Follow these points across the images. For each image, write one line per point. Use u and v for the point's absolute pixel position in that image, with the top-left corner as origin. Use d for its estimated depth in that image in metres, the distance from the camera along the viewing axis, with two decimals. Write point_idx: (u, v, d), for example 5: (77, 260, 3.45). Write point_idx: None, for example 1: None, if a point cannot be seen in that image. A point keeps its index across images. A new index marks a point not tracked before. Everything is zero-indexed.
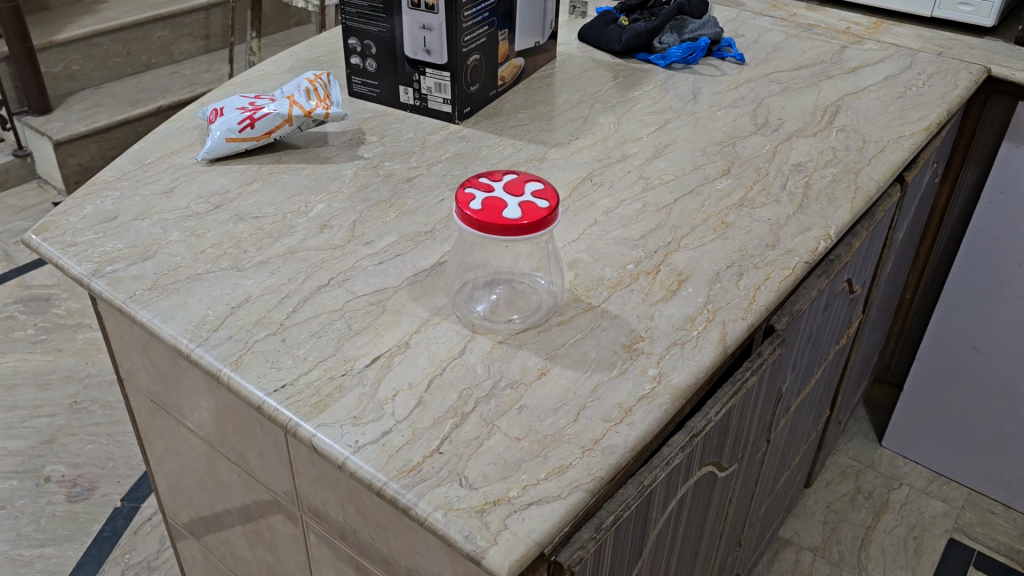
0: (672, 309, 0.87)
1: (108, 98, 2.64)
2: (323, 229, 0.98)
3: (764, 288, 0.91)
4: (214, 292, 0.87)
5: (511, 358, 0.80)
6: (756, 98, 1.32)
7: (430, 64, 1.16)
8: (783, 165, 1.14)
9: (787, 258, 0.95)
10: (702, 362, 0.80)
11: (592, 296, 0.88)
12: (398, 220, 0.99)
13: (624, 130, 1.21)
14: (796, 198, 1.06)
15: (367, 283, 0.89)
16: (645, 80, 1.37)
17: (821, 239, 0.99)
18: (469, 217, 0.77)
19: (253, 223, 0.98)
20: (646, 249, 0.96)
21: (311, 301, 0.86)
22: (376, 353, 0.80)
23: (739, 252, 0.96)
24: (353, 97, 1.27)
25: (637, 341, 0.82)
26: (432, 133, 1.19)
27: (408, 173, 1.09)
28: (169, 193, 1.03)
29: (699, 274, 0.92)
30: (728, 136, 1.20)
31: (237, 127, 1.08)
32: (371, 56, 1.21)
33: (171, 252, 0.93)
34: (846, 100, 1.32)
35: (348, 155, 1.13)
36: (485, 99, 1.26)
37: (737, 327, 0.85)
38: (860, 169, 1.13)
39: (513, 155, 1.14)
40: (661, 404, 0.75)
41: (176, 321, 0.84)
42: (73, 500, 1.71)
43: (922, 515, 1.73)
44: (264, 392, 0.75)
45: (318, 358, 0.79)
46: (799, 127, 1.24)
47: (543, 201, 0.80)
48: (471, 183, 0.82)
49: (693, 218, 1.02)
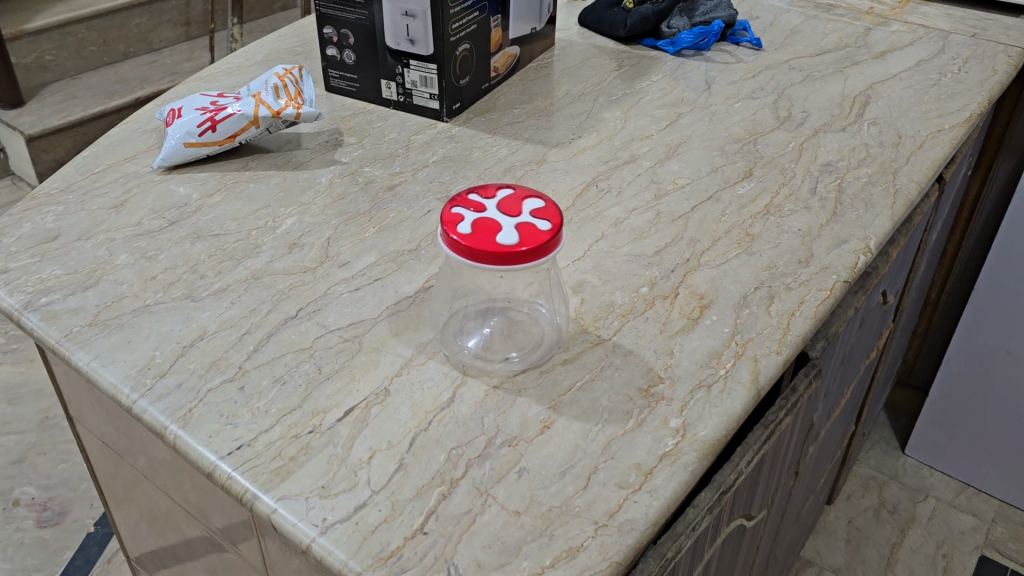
0: (695, 342, 0.75)
1: (84, 90, 2.49)
2: (292, 248, 0.85)
3: (799, 314, 0.79)
4: (163, 328, 0.75)
5: (509, 408, 0.68)
6: (776, 88, 1.19)
7: (414, 55, 1.04)
8: (811, 165, 1.01)
9: (822, 277, 0.84)
10: (734, 410, 0.69)
11: (601, 327, 0.76)
12: (378, 237, 0.87)
13: (632, 126, 1.09)
14: (828, 204, 0.94)
15: (341, 315, 0.77)
16: (653, 69, 1.25)
17: (861, 253, 0.87)
18: (459, 245, 0.65)
19: (213, 243, 0.86)
20: (661, 268, 0.84)
21: (276, 337, 0.74)
22: (349, 404, 0.68)
23: (767, 270, 0.84)
24: (330, 92, 1.15)
25: (656, 383, 0.71)
26: (418, 132, 1.07)
27: (390, 180, 0.97)
28: (119, 209, 0.91)
29: (723, 298, 0.80)
30: (748, 132, 1.08)
31: (197, 131, 0.96)
32: (349, 46, 1.08)
33: (117, 278, 0.81)
34: (875, 89, 1.20)
35: (324, 159, 1.00)
36: (477, 93, 1.13)
37: (771, 364, 0.73)
38: (898, 169, 1.01)
39: (508, 157, 1.02)
40: (688, 465, 0.64)
41: (117, 365, 0.72)
42: (43, 526, 1.60)
43: (951, 530, 1.62)
44: (216, 456, 0.64)
45: (281, 411, 0.67)
46: (825, 120, 1.11)
47: (544, 221, 0.68)
48: (459, 201, 0.70)
49: (714, 230, 0.90)
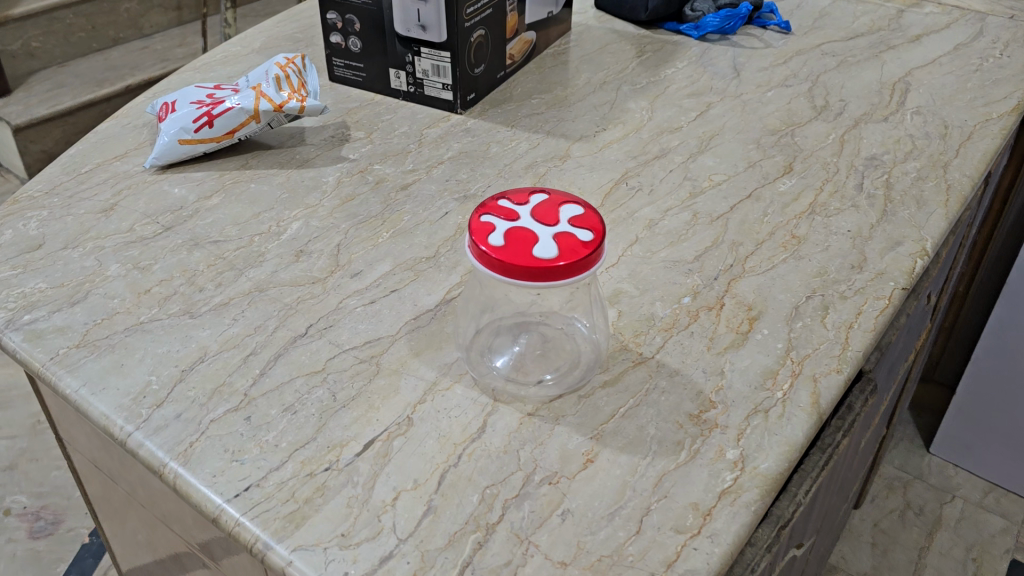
0: (746, 360, 0.68)
1: (72, 78, 2.39)
2: (299, 256, 0.78)
3: (858, 326, 0.72)
4: (159, 349, 0.68)
5: (547, 439, 0.61)
6: (810, 74, 1.12)
7: (426, 42, 0.96)
8: (855, 158, 0.94)
9: (878, 284, 0.77)
10: (795, 438, 0.62)
11: (643, 344, 0.69)
12: (392, 242, 0.80)
13: (660, 118, 1.02)
14: (877, 201, 0.87)
15: (355, 332, 0.70)
16: (677, 55, 1.17)
17: (917, 256, 0.80)
18: (491, 258, 0.58)
19: (212, 251, 0.78)
20: (704, 275, 0.77)
21: (284, 359, 0.67)
22: (369, 436, 0.61)
23: (819, 277, 0.77)
24: (334, 82, 1.07)
25: (708, 409, 0.64)
26: (430, 126, 0.99)
27: (403, 179, 0.89)
28: (108, 213, 0.83)
29: (773, 308, 0.73)
30: (784, 122, 1.01)
31: (192, 126, 0.88)
32: (355, 33, 1.01)
33: (107, 292, 0.73)
34: (915, 75, 1.12)
35: (331, 156, 0.93)
36: (492, 82, 1.06)
37: (832, 384, 0.66)
38: (948, 162, 0.94)
39: (529, 153, 0.94)
40: (750, 504, 0.57)
41: (108, 393, 0.64)
42: (36, 538, 1.53)
43: (981, 533, 1.56)
44: (221, 499, 0.57)
45: (293, 445, 0.60)
46: (865, 109, 1.04)
47: (584, 231, 0.60)
48: (487, 208, 0.62)
49: (757, 232, 0.83)
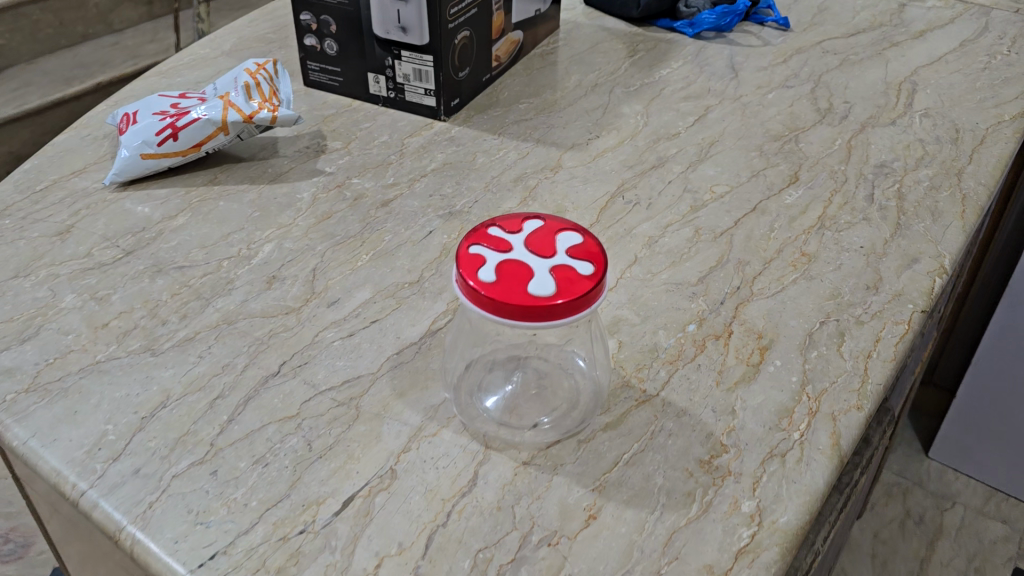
0: (759, 396, 0.63)
1: (40, 76, 2.30)
2: (272, 283, 0.72)
3: (877, 355, 0.67)
4: (118, 393, 0.62)
5: (545, 492, 0.56)
6: (811, 74, 1.06)
7: (406, 45, 0.90)
8: (863, 166, 0.89)
9: (896, 306, 0.71)
10: (816, 486, 0.57)
11: (646, 379, 0.64)
12: (372, 266, 0.74)
13: (656, 123, 0.96)
14: (889, 214, 0.82)
15: (333, 370, 0.64)
16: (671, 54, 1.11)
17: (936, 275, 0.75)
18: (482, 297, 0.52)
19: (177, 278, 0.72)
20: (709, 299, 0.72)
21: (254, 402, 0.61)
22: (349, 492, 0.55)
23: (832, 300, 0.72)
24: (309, 87, 1.01)
25: (720, 454, 0.59)
26: (412, 134, 0.93)
27: (383, 195, 0.83)
28: (64, 236, 0.77)
29: (786, 336, 0.68)
30: (787, 127, 0.95)
31: (156, 139, 0.82)
32: (330, 35, 0.94)
33: (61, 327, 0.67)
34: (921, 74, 1.07)
35: (305, 170, 0.86)
36: (478, 86, 1.00)
37: (852, 423, 0.61)
38: (962, 169, 0.89)
39: (517, 163, 0.89)
40: (770, 566, 0.52)
41: (60, 445, 0.58)
42: (6, 562, 1.47)
43: (982, 541, 1.52)
44: (184, 569, 0.51)
45: (264, 504, 0.54)
46: (871, 112, 0.98)
47: (584, 263, 0.54)
48: (477, 237, 0.56)
49: (764, 249, 0.77)
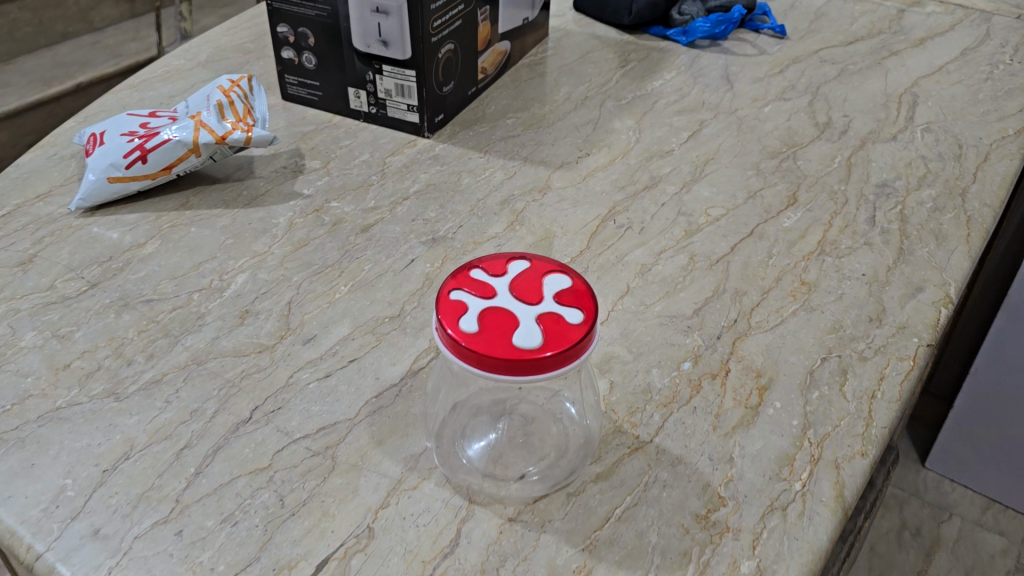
0: (758, 442, 0.60)
1: (19, 77, 2.24)
2: (245, 318, 0.68)
3: (881, 395, 0.63)
4: (78, 443, 0.58)
5: (532, 553, 0.52)
6: (809, 85, 1.03)
7: (388, 59, 0.86)
8: (864, 185, 0.86)
9: (900, 340, 0.68)
10: (820, 543, 0.53)
11: (639, 424, 0.61)
12: (351, 298, 0.70)
13: (649, 139, 0.92)
14: (892, 238, 0.79)
15: (308, 416, 0.60)
16: (664, 64, 1.08)
17: (941, 305, 0.72)
18: (463, 348, 0.49)
19: (144, 313, 0.68)
20: (705, 333, 0.68)
21: (223, 453, 0.58)
22: (323, 554, 0.52)
23: (833, 334, 0.68)
24: (288, 101, 0.97)
25: (717, 507, 0.55)
26: (394, 153, 0.89)
27: (364, 219, 0.79)
28: (26, 266, 0.73)
29: (786, 375, 0.65)
30: (784, 144, 0.92)
31: (123, 162, 0.78)
32: (308, 48, 0.90)
33: (20, 369, 0.63)
34: (922, 85, 1.03)
35: (283, 192, 0.83)
36: (463, 100, 0.96)
37: (857, 471, 0.58)
38: (965, 188, 0.86)
39: (504, 184, 0.85)
40: None
41: (14, 503, 0.54)
42: None
43: (980, 554, 1.50)
44: None
45: (232, 569, 0.51)
46: (871, 126, 0.95)
47: (573, 310, 0.51)
48: (458, 281, 0.53)
49: (762, 278, 0.74)
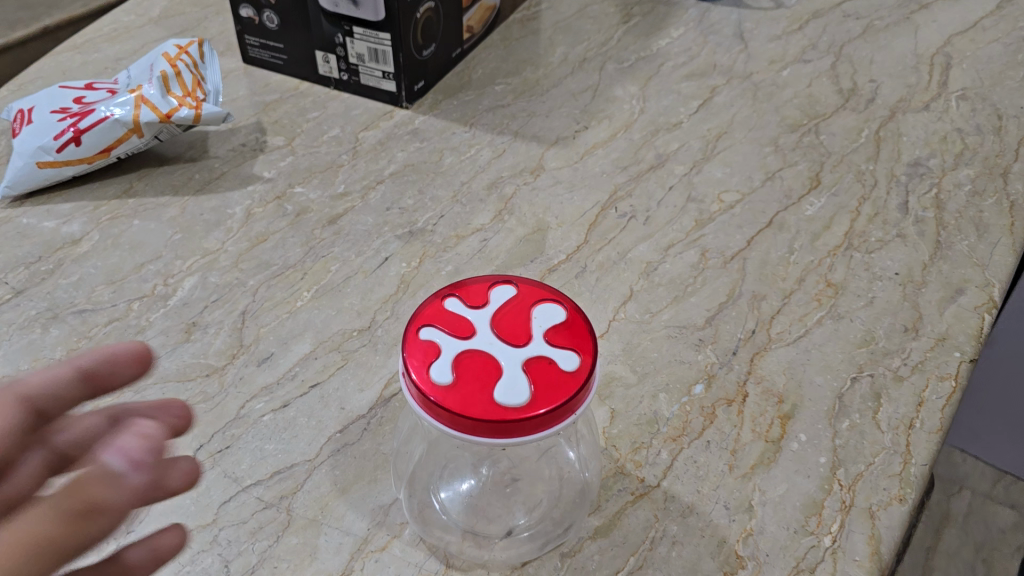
0: (782, 485, 0.52)
1: None
2: (191, 333, 0.59)
3: (920, 425, 0.55)
4: None
5: None
6: (831, 45, 0.93)
7: (358, 20, 0.75)
8: (894, 165, 0.76)
9: (940, 355, 0.60)
10: None
11: (644, 464, 0.52)
12: (314, 306, 0.62)
13: (654, 109, 0.83)
14: (928, 229, 0.70)
15: (261, 457, 0.52)
16: (671, 19, 0.97)
17: (985, 310, 0.63)
18: (433, 404, 0.40)
19: (76, 327, 0.59)
20: (719, 347, 0.60)
21: (160, 505, 0.49)
22: None
23: (865, 349, 0.60)
24: (250, 65, 0.86)
25: (735, 571, 0.47)
26: (367, 126, 0.79)
27: (331, 208, 0.70)
28: None
29: (812, 400, 0.56)
30: (805, 114, 0.82)
31: (54, 144, 0.68)
32: (270, 6, 0.79)
33: None
34: (956, 44, 0.93)
35: (241, 175, 0.73)
36: (446, 64, 0.85)
37: (894, 522, 0.50)
38: (1008, 168, 0.76)
39: (491, 165, 0.75)
40: None
41: None
42: None
43: (990, 529, 1.43)
44: None
45: None
46: (901, 93, 0.85)
47: (567, 354, 0.42)
48: (430, 315, 0.44)
49: (783, 279, 0.65)
